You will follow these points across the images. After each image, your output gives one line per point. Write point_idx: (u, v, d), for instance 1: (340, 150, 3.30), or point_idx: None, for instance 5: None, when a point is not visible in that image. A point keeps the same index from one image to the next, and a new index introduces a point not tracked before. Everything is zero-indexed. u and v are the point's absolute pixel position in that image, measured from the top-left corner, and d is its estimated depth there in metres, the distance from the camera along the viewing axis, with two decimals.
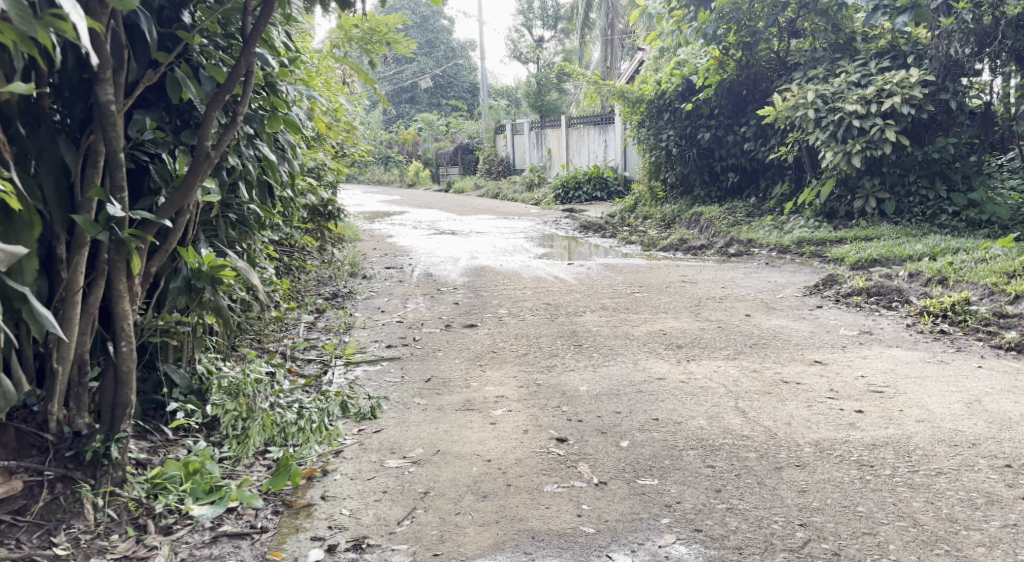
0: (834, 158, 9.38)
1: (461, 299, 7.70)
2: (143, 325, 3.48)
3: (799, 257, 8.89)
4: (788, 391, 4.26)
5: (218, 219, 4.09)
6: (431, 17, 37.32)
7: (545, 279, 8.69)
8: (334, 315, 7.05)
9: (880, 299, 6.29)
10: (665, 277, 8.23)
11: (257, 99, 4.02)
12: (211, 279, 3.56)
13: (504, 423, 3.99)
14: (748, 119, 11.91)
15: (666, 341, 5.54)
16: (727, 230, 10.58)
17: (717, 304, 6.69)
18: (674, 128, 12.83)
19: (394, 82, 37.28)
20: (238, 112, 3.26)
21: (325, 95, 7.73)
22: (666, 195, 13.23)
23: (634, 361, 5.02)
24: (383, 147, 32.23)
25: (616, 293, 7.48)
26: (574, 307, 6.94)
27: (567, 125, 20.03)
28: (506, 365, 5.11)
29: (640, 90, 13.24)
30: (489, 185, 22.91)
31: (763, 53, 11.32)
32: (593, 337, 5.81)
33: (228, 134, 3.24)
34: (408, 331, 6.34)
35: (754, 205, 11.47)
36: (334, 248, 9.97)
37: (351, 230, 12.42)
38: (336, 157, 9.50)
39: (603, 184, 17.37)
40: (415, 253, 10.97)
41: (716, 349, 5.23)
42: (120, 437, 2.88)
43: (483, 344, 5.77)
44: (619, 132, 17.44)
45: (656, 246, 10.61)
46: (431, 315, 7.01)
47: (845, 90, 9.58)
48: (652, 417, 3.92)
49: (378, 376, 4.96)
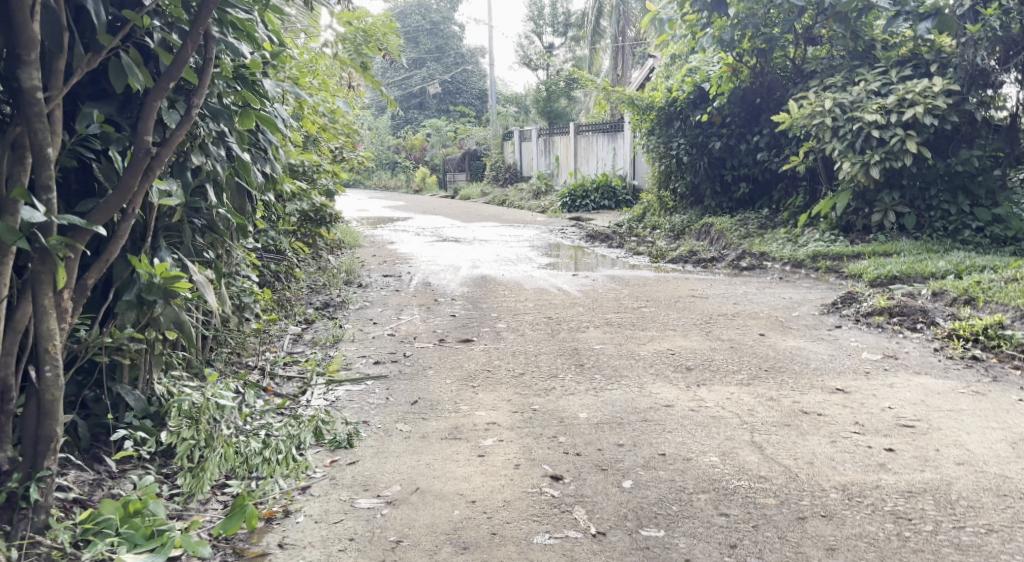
0: (852, 169, 8.92)
1: (458, 312, 7.31)
2: (88, 343, 3.14)
3: (814, 272, 8.48)
4: (808, 423, 3.84)
5: (184, 223, 3.75)
6: (441, 23, 36.95)
7: (547, 291, 8.29)
8: (323, 326, 6.68)
9: (904, 320, 5.86)
10: (674, 291, 7.84)
11: (228, 93, 3.66)
12: (164, 293, 3.19)
13: (494, 455, 3.60)
14: (761, 127, 11.49)
15: (674, 363, 5.13)
16: (738, 242, 10.18)
17: (728, 322, 6.28)
18: (685, 137, 12.44)
19: (401, 87, 36.95)
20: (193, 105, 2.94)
21: (320, 96, 7.35)
22: (676, 205, 12.84)
23: (640, 386, 4.61)
24: (390, 153, 31.91)
25: (622, 308, 7.08)
26: (577, 323, 6.54)
27: (575, 132, 19.65)
28: (501, 386, 4.71)
29: (651, 97, 12.88)
30: (495, 191, 22.54)
31: (778, 60, 10.93)
32: (595, 356, 5.41)
33: (183, 129, 2.91)
34: (399, 346, 5.95)
35: (766, 216, 11.07)
36: (330, 255, 9.60)
37: (351, 236, 12.06)
38: (333, 161, 9.13)
39: (611, 193, 16.97)
40: (415, 261, 10.60)
41: (729, 372, 4.82)
42: (42, 475, 2.57)
43: (477, 362, 5.38)
44: (628, 140, 17.03)
45: (664, 257, 10.22)
46: (426, 328, 6.62)
47: (865, 99, 9.16)
48: (658, 452, 3.53)
49: (362, 396, 4.59)
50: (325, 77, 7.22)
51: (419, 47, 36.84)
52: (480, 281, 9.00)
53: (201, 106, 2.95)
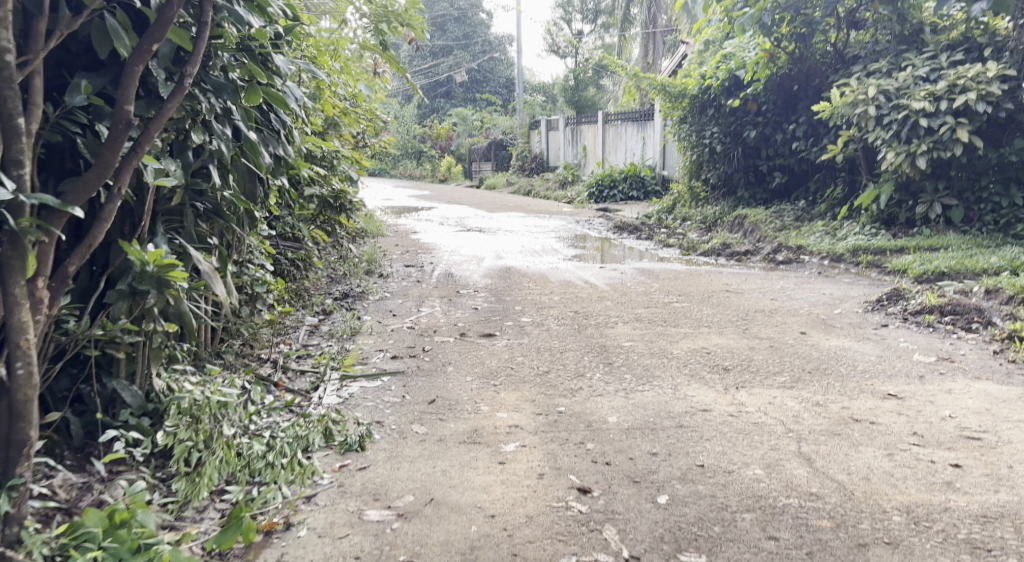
0: (896, 159, 8.52)
1: (482, 304, 7.02)
2: (77, 335, 2.92)
3: (854, 267, 8.10)
4: (860, 432, 3.50)
5: (186, 206, 3.51)
6: (470, 11, 36.58)
7: (575, 283, 7.99)
8: (341, 318, 6.43)
9: (956, 319, 5.50)
10: (707, 285, 7.50)
11: (233, 66, 3.42)
12: (159, 282, 2.97)
13: (515, 463, 3.30)
14: (799, 116, 11.09)
15: (709, 362, 4.81)
16: (773, 235, 9.81)
17: (765, 319, 5.94)
18: (718, 125, 12.09)
19: (428, 75, 36.69)
20: (187, 73, 2.70)
21: (340, 78, 7.08)
22: (707, 196, 12.49)
23: (673, 388, 4.29)
24: (416, 142, 31.69)
25: (652, 302, 6.76)
26: (606, 318, 6.23)
27: (604, 121, 19.28)
28: (525, 385, 4.42)
29: (684, 83, 12.53)
30: (522, 181, 22.22)
31: (818, 45, 10.53)
32: (625, 354, 5.10)
33: (175, 100, 2.68)
34: (419, 340, 5.69)
35: (802, 208, 10.67)
36: (351, 244, 9.35)
37: (375, 225, 11.83)
38: (354, 147, 8.86)
39: (640, 183, 16.60)
40: (438, 251, 10.33)
41: (770, 374, 4.49)
42: (14, 484, 2.36)
43: (500, 359, 5.09)
44: (659, 129, 16.65)
45: (696, 249, 9.87)
46: (447, 321, 6.34)
47: (911, 85, 8.74)
48: (696, 463, 3.22)
49: (377, 395, 4.32)
50: (347, 58, 6.95)
51: (447, 35, 36.50)
52: (505, 272, 8.72)
53: (196, 75, 2.71)
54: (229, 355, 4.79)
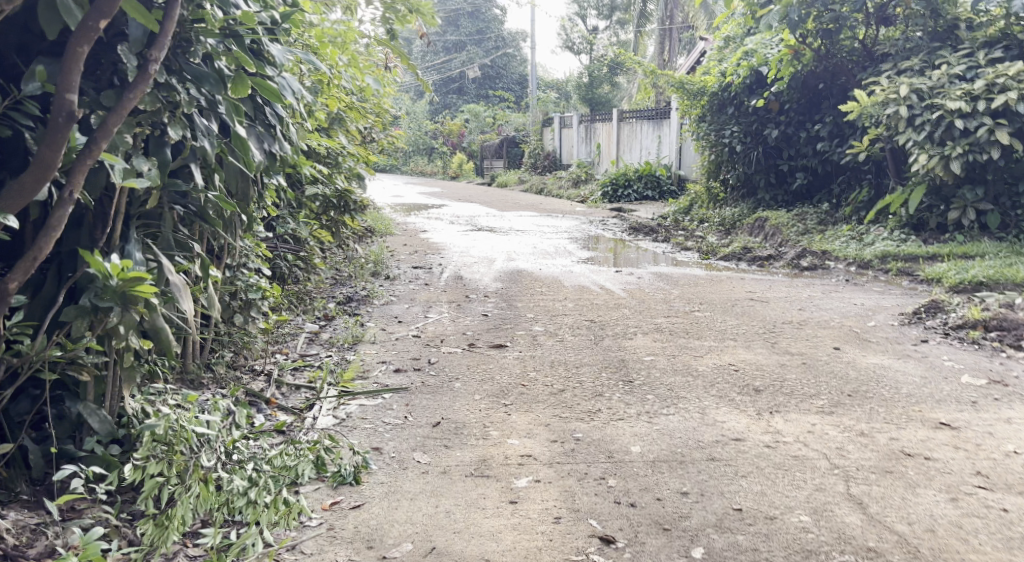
0: (929, 162, 8.10)
1: (491, 310, 6.66)
2: (31, 356, 2.64)
3: (884, 274, 7.72)
4: (916, 469, 3.12)
5: (164, 209, 3.18)
6: (484, 7, 36.17)
7: (589, 288, 7.62)
8: (343, 325, 6.10)
9: (1004, 335, 5.10)
10: (730, 293, 7.12)
11: (218, 53, 3.08)
12: (125, 297, 2.67)
13: (529, 502, 2.96)
14: (823, 116, 10.69)
15: (737, 382, 4.42)
16: (796, 239, 9.42)
17: (795, 332, 5.55)
18: (739, 125, 11.72)
19: (440, 71, 36.28)
20: (152, 59, 2.58)
21: (346, 72, 6.73)
22: (726, 197, 12.13)
23: (701, 412, 3.92)
24: (427, 138, 31.31)
25: (672, 311, 6.38)
26: (623, 328, 5.86)
27: (619, 119, 18.87)
28: (537, 406, 4.05)
29: (703, 81, 12.15)
30: (534, 179, 21.82)
31: (845, 42, 10.14)
32: (646, 371, 4.73)
33: (139, 87, 2.56)
34: (424, 351, 5.33)
35: (826, 211, 10.26)
36: (356, 243, 9.00)
37: (382, 224, 11.48)
38: (362, 144, 8.50)
39: (655, 183, 16.19)
40: (447, 252, 9.97)
41: (806, 396, 4.10)
42: None
43: (511, 374, 4.72)
44: (676, 127, 16.23)
45: (716, 253, 9.48)
46: (454, 329, 5.98)
47: (947, 84, 8.34)
48: (732, 506, 2.86)
49: (377, 415, 3.97)
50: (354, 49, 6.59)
51: (460, 30, 36.09)
52: (515, 275, 8.35)
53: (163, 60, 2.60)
54: (219, 368, 4.46)
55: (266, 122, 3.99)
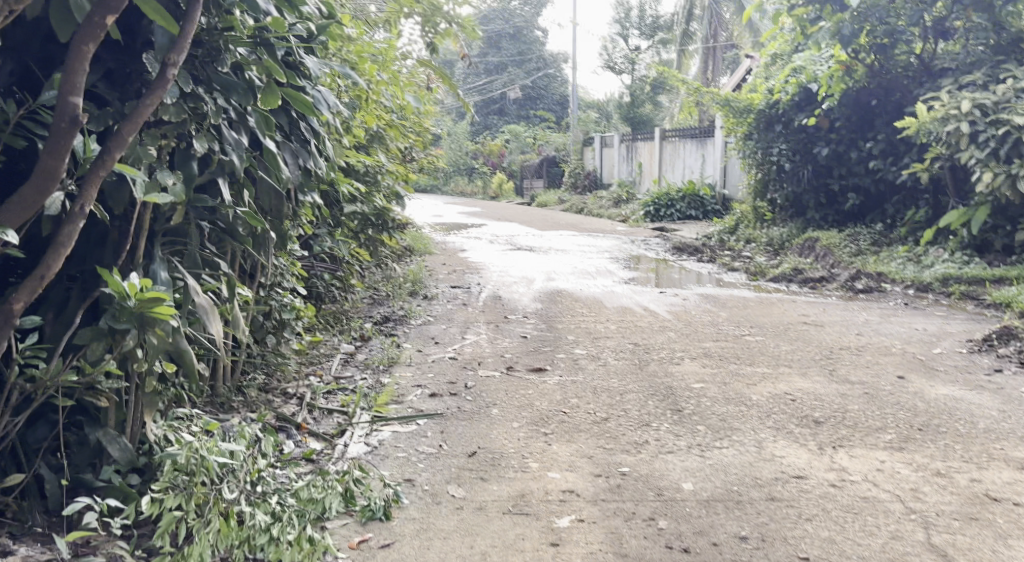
0: (993, 181, 7.75)
1: (532, 332, 6.44)
2: (45, 381, 2.47)
3: (946, 298, 7.38)
4: (1005, 515, 2.84)
5: (190, 225, 2.98)
6: (525, 28, 36.20)
7: (633, 309, 7.38)
8: (379, 346, 5.92)
9: None
10: (781, 316, 6.83)
11: (249, 63, 2.91)
12: (143, 319, 2.47)
13: (574, 546, 2.73)
14: (876, 133, 10.37)
15: (795, 413, 4.14)
16: (849, 260, 9.08)
17: (853, 360, 5.24)
18: (787, 142, 11.43)
19: (480, 91, 36.35)
20: (169, 63, 2.41)
21: (386, 88, 6.58)
22: (774, 217, 11.83)
23: (757, 446, 3.64)
24: (467, 158, 31.30)
25: (721, 335, 6.10)
26: (670, 352, 5.60)
27: (661, 138, 18.63)
28: (580, 436, 3.81)
29: (749, 98, 11.87)
30: (575, 198, 21.60)
31: (901, 57, 9.85)
32: (695, 400, 4.46)
33: (155, 93, 2.38)
34: (461, 374, 5.12)
35: (880, 232, 9.89)
36: (394, 263, 8.85)
37: (421, 242, 11.33)
38: (401, 162, 8.35)
39: (698, 202, 15.89)
40: (486, 271, 9.78)
41: (871, 429, 3.81)
42: None
43: (551, 401, 4.49)
44: (721, 145, 15.95)
45: (764, 274, 9.17)
46: (493, 352, 5.77)
47: (1012, 100, 8.00)
48: (800, 554, 2.61)
49: (410, 443, 3.76)
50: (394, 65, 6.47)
51: (501, 51, 36.13)
52: (556, 295, 8.13)
53: (181, 64, 2.42)
54: (250, 391, 4.29)
55: (301, 137, 3.85)
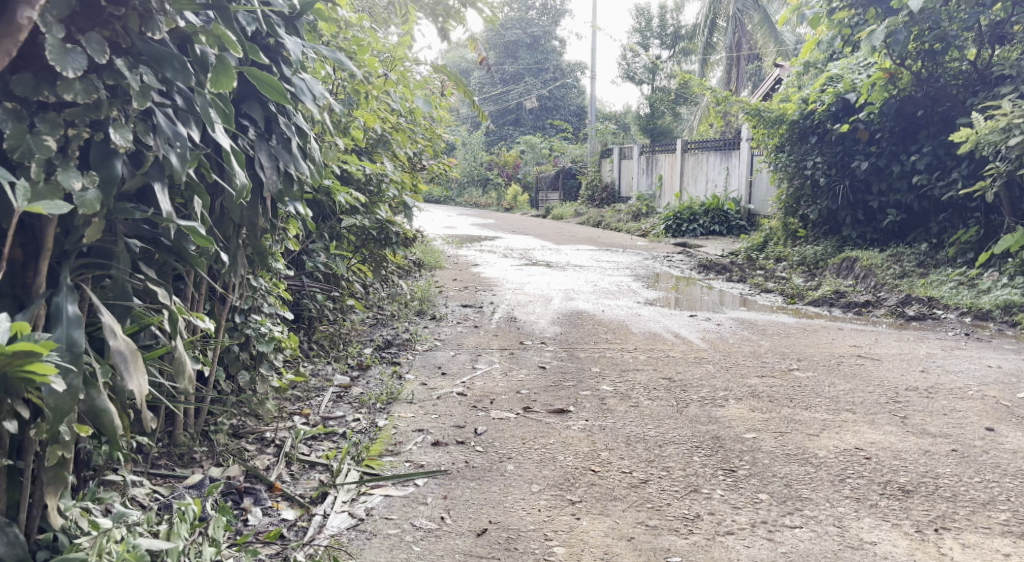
0: None
1: (551, 361, 5.73)
2: None
3: (1012, 328, 6.63)
4: None
5: (117, 243, 2.33)
6: (543, 38, 35.57)
7: (662, 335, 6.65)
8: (378, 376, 5.23)
9: None
10: (831, 347, 6.09)
11: (197, 31, 2.34)
12: (13, 375, 1.87)
13: None
14: (921, 146, 9.62)
15: (874, 477, 3.39)
16: (893, 283, 8.35)
17: (927, 405, 4.49)
18: (822, 155, 10.75)
19: (497, 102, 35.71)
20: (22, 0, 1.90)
21: (395, 90, 5.92)
22: (807, 234, 11.10)
23: (839, 526, 2.92)
24: (482, 169, 30.67)
25: (767, 371, 5.36)
26: (712, 391, 4.88)
27: (683, 149, 17.94)
28: (616, 507, 3.10)
29: (781, 108, 11.17)
30: (591, 212, 20.90)
31: (953, 64, 9.20)
32: (750, 456, 3.75)
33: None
34: (470, 415, 4.42)
35: (924, 252, 9.13)
36: (401, 279, 8.17)
37: (431, 257, 10.63)
38: (410, 171, 7.65)
39: (722, 217, 15.18)
40: (500, 288, 9.07)
41: (978, 506, 3.08)
42: None
43: (577, 454, 3.77)
44: (748, 157, 15.23)
45: (803, 297, 8.42)
46: (507, 386, 5.06)
47: None
48: None
49: (407, 514, 3.06)
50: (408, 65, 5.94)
51: (519, 62, 35.51)
52: (576, 317, 7.43)
53: (37, 2, 1.91)
54: (218, 438, 3.62)
55: (282, 135, 3.34)
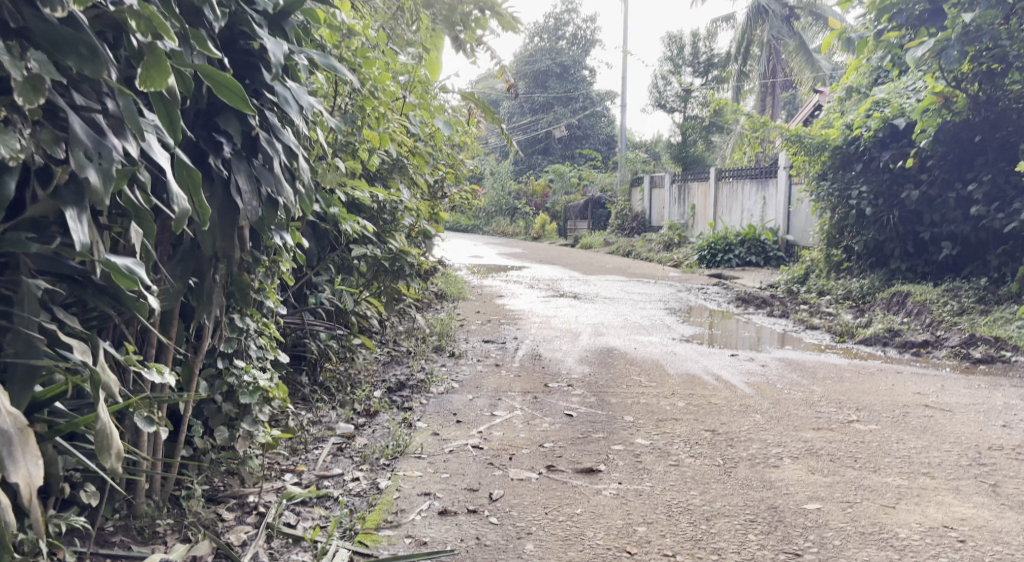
0: None
1: (579, 408, 5.15)
2: None
3: None
4: None
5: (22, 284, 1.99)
6: (573, 67, 35.21)
7: (701, 378, 6.05)
8: (385, 424, 4.68)
9: None
10: (894, 395, 5.45)
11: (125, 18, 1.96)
12: None
13: None
14: (977, 175, 8.97)
15: None
16: (951, 320, 7.70)
17: (1019, 470, 3.87)
18: (868, 183, 10.11)
19: (526, 131, 35.29)
20: None
21: (413, 112, 5.40)
22: (851, 266, 10.45)
23: None
24: (510, 198, 30.18)
25: (824, 423, 4.74)
26: (763, 447, 4.27)
27: (717, 178, 17.33)
28: None
29: (824, 133, 10.56)
30: (621, 241, 20.28)
31: (1012, 85, 8.49)
32: (818, 535, 3.15)
33: None
34: (486, 475, 3.85)
35: (984, 286, 8.46)
36: (418, 313, 7.63)
37: (453, 289, 10.08)
38: (429, 200, 7.13)
39: (759, 248, 14.55)
40: (524, 323, 8.50)
41: None
42: None
43: (611, 530, 3.20)
44: (786, 186, 14.59)
45: (853, 335, 7.77)
46: (530, 437, 4.49)
47: None
48: None
49: None
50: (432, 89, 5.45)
51: (548, 91, 35.11)
52: (606, 356, 6.85)
53: None
54: (192, 506, 3.09)
55: (264, 156, 2.84)
